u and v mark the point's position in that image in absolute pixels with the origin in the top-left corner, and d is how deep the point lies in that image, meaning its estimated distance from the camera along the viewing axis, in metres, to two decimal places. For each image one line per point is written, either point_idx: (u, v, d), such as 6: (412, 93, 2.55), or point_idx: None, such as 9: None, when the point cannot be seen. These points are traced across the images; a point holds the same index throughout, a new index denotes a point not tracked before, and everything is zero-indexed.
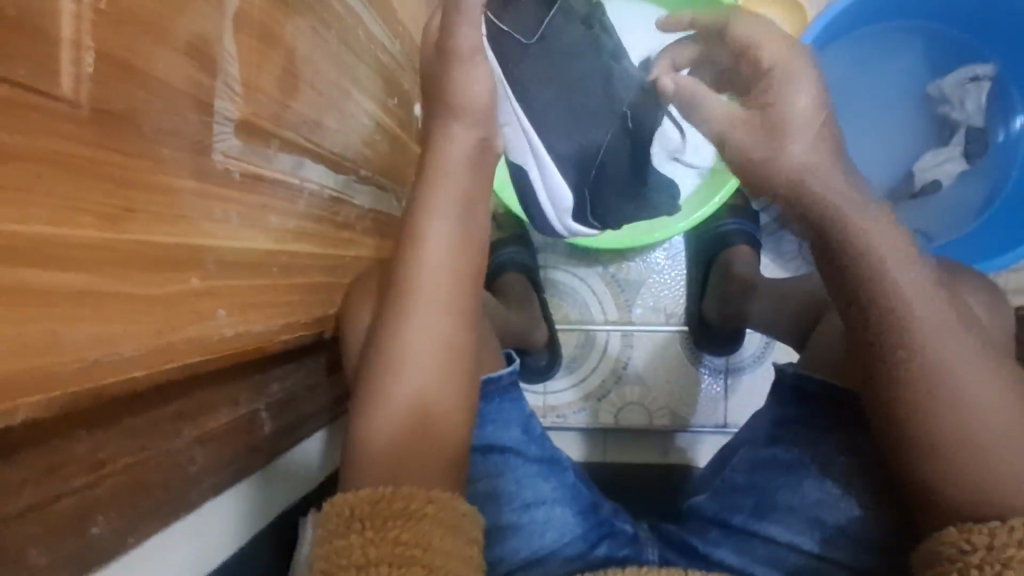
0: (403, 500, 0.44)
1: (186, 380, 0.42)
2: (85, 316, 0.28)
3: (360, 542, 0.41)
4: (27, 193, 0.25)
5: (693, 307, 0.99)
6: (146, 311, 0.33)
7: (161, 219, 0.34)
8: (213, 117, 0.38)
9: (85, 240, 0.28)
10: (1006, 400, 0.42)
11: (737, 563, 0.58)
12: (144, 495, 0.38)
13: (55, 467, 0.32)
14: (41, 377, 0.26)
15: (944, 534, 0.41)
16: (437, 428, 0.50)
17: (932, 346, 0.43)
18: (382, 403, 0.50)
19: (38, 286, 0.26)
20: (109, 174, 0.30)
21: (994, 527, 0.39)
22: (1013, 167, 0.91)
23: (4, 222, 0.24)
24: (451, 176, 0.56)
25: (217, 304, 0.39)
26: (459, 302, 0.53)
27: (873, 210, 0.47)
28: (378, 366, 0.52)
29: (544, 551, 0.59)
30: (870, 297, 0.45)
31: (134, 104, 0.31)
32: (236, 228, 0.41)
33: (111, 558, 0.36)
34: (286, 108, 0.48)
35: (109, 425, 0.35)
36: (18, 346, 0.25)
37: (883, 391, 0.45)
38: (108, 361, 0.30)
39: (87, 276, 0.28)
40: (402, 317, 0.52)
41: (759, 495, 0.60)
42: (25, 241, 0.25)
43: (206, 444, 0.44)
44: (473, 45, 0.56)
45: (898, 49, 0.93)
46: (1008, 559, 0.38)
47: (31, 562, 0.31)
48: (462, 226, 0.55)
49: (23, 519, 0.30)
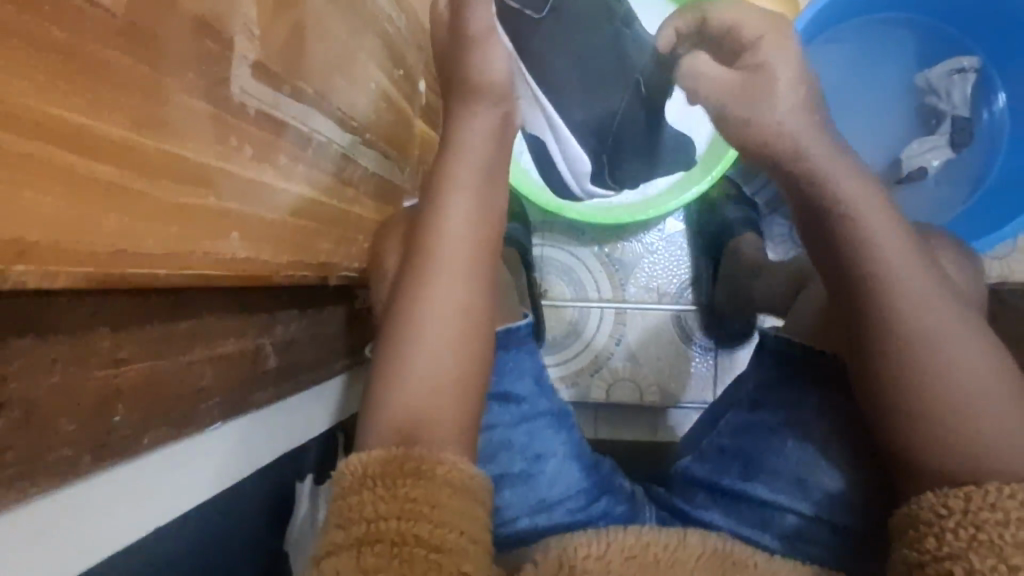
0: (413, 462, 0.47)
1: (195, 301, 0.45)
2: (120, 206, 0.33)
3: (372, 498, 0.45)
4: (63, 81, 0.29)
5: (703, 294, 1.03)
6: (162, 215, 0.36)
7: (185, 137, 0.37)
8: (234, 53, 0.42)
9: (112, 135, 0.32)
10: (993, 373, 0.45)
11: (727, 527, 0.58)
12: (159, 396, 0.42)
13: (81, 355, 0.35)
14: (65, 249, 0.29)
15: (923, 500, 0.44)
16: (448, 385, 0.52)
17: (919, 321, 0.46)
18: (398, 356, 0.53)
19: (73, 166, 0.29)
20: (144, 84, 0.34)
21: (970, 492, 0.42)
22: (999, 144, 0.94)
23: (43, 103, 0.28)
24: (471, 153, 0.58)
25: (231, 227, 0.43)
26: (472, 268, 0.55)
27: (874, 190, 0.49)
28: (400, 331, 0.54)
29: (552, 500, 0.61)
30: (861, 276, 0.48)
31: (161, 24, 0.35)
32: (248, 160, 0.45)
33: (127, 450, 0.39)
34: (298, 59, 0.51)
35: (130, 328, 0.39)
36: (47, 217, 0.28)
37: (874, 364, 0.47)
38: (124, 251, 0.33)
39: (112, 167, 0.32)
40: (425, 282, 0.55)
41: (746, 458, 0.60)
42: (56, 123, 0.28)
43: (215, 363, 0.48)
44: (485, 25, 0.57)
45: (888, 40, 0.95)
46: (982, 522, 0.40)
47: (62, 432, 0.34)
48: (479, 204, 0.57)
49: (55, 394, 0.34)
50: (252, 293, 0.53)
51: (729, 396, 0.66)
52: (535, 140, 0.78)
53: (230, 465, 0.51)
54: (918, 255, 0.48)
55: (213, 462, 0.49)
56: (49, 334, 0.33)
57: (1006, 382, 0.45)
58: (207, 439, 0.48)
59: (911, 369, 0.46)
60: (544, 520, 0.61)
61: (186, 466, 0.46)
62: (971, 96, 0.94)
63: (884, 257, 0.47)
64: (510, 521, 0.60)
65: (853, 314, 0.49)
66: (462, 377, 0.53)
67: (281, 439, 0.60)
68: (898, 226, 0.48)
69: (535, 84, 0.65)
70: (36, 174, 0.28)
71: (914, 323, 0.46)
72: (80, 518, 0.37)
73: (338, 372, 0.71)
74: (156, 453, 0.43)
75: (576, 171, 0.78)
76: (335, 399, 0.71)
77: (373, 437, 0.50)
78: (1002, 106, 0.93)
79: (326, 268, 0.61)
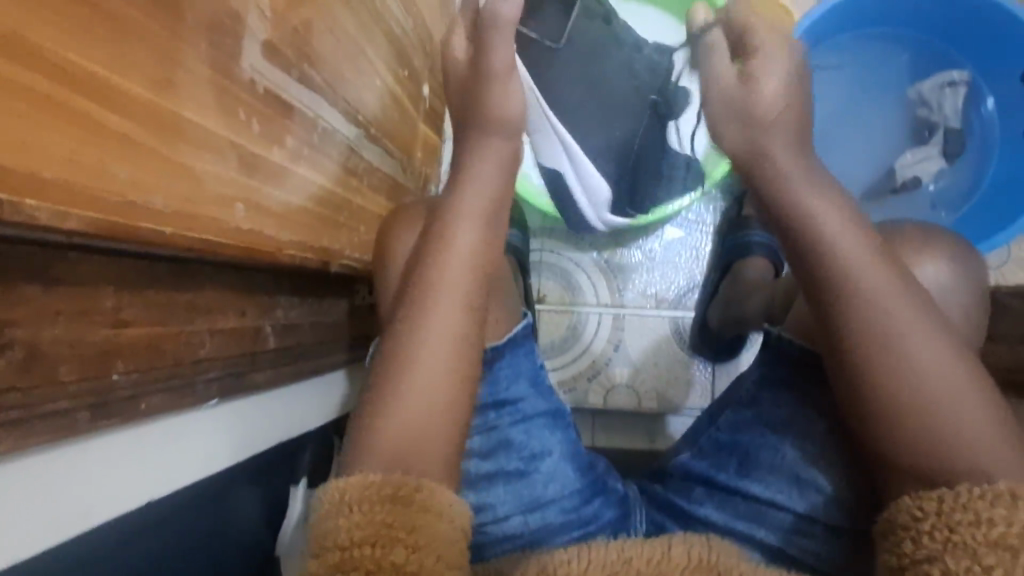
0: (393, 487, 0.45)
1: (197, 275, 0.46)
2: (132, 158, 0.36)
3: (348, 525, 0.43)
4: (80, 30, 0.32)
5: (699, 311, 0.99)
6: (163, 174, 0.39)
7: (194, 102, 0.41)
8: (245, 31, 0.45)
9: (116, 87, 0.35)
10: (964, 370, 0.43)
11: (719, 519, 0.58)
12: (158, 359, 0.42)
13: (85, 311, 0.36)
14: (71, 190, 0.32)
15: (902, 503, 0.42)
16: (445, 376, 0.51)
17: (889, 328, 0.44)
18: (398, 345, 0.52)
19: (77, 108, 0.32)
20: (161, 48, 0.38)
21: (944, 493, 0.40)
22: (992, 147, 0.95)
23: (62, 49, 0.31)
24: (482, 178, 0.59)
25: (235, 199, 0.46)
26: (465, 269, 0.54)
27: (839, 198, 0.49)
28: (398, 341, 0.52)
29: (546, 499, 0.61)
30: (829, 289, 0.47)
31: None
32: (255, 135, 0.48)
33: (128, 412, 0.39)
34: (310, 45, 0.54)
35: (133, 291, 0.40)
36: (50, 153, 0.31)
37: (847, 372, 0.46)
38: (114, 198, 0.35)
39: (114, 118, 0.35)
40: (425, 270, 0.54)
41: (743, 454, 0.59)
42: (71, 66, 0.32)
43: (216, 335, 0.48)
44: (506, 62, 0.60)
45: (879, 55, 0.98)
46: (955, 523, 0.38)
47: (62, 380, 0.35)
48: (487, 233, 0.57)
49: (61, 340, 0.35)
50: (255, 274, 0.53)
51: (729, 393, 0.64)
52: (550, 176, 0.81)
53: (212, 454, 0.50)
54: (893, 262, 0.47)
55: (198, 446, 0.48)
56: (51, 283, 0.34)
57: (976, 380, 0.43)
58: (185, 423, 0.47)
59: (882, 377, 0.44)
60: (537, 519, 0.60)
61: (169, 446, 0.45)
62: (963, 108, 0.96)
63: (852, 266, 0.46)
64: (501, 519, 0.60)
65: (823, 323, 0.47)
66: (461, 363, 0.52)
67: (270, 433, 0.59)
68: (863, 237, 0.47)
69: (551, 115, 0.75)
70: (55, 118, 0.31)
71: (886, 329, 0.44)
72: (66, 488, 0.37)
73: (339, 365, 0.71)
74: (130, 429, 0.42)
75: (598, 201, 0.82)
76: (331, 398, 0.72)
77: (369, 432, 0.50)
78: (990, 110, 0.95)
79: (326, 253, 0.61)
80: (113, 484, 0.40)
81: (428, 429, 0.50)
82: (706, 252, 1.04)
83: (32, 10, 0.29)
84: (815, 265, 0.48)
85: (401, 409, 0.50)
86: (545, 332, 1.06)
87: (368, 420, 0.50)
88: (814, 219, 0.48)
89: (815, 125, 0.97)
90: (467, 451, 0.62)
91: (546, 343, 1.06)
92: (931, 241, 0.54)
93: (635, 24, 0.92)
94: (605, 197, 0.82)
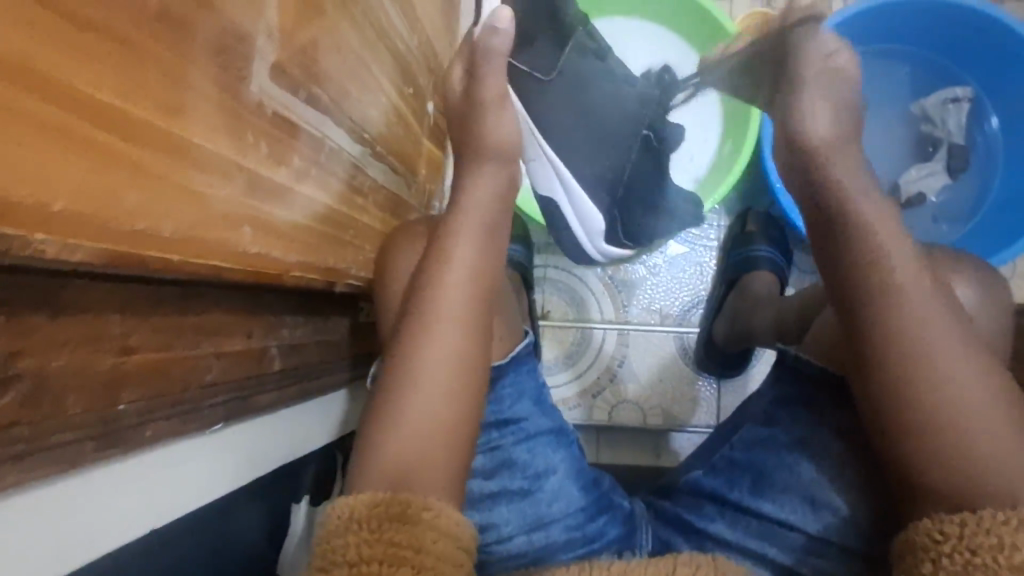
0: (400, 505, 0.44)
1: (202, 298, 0.45)
2: (141, 184, 0.36)
3: (357, 542, 0.42)
4: (98, 59, 0.32)
5: (704, 326, 0.99)
6: (175, 200, 0.39)
7: (204, 126, 0.41)
8: (253, 51, 0.45)
9: (134, 116, 0.35)
10: (988, 396, 0.43)
11: (730, 536, 0.57)
12: (165, 384, 0.42)
13: (92, 338, 0.36)
14: (86, 222, 0.32)
15: (919, 524, 0.42)
16: (454, 396, 0.51)
17: (917, 352, 0.43)
18: (400, 363, 0.51)
19: (94, 139, 0.32)
20: (172, 72, 0.37)
21: (966, 517, 0.40)
22: (995, 164, 0.95)
23: (82, 80, 0.31)
24: (480, 200, 0.57)
25: (242, 222, 0.46)
26: (474, 284, 0.54)
27: (879, 206, 0.47)
28: (403, 362, 0.51)
29: (550, 518, 0.60)
30: (868, 308, 0.45)
31: (193, 19, 0.39)
32: (263, 157, 0.48)
33: (135, 441, 0.39)
34: (316, 63, 0.54)
35: (141, 317, 0.39)
36: (71, 185, 0.31)
37: (871, 393, 0.45)
38: (123, 230, 0.35)
39: (129, 146, 0.35)
40: (435, 285, 0.53)
41: (758, 472, 0.58)
42: (89, 97, 0.32)
43: (222, 359, 0.48)
44: (498, 92, 0.59)
45: (882, 72, 0.98)
46: (977, 546, 0.39)
47: (69, 412, 0.34)
48: (484, 250, 0.55)
49: (68, 369, 0.34)
50: (259, 294, 0.53)
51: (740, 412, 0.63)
52: (546, 204, 0.80)
53: (217, 478, 0.50)
54: (918, 279, 0.45)
55: (203, 469, 0.48)
56: (58, 312, 0.33)
57: (999, 408, 0.42)
58: (192, 447, 0.46)
59: (909, 398, 0.43)
60: (541, 538, 0.59)
61: (172, 473, 0.44)
62: (966, 124, 0.96)
63: (897, 287, 0.45)
64: (505, 538, 0.59)
65: (857, 343, 0.46)
66: (466, 378, 0.51)
67: (273, 452, 0.58)
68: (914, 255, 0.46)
69: (546, 144, 0.74)
70: (72, 149, 0.31)
71: (906, 354, 0.44)
72: (72, 522, 0.36)
73: (342, 383, 0.70)
74: (133, 458, 0.40)
75: (592, 229, 0.79)
76: (335, 415, 0.71)
77: (374, 458, 0.49)
78: (995, 127, 0.95)
79: (330, 272, 0.60)
80: (118, 514, 0.39)
81: (434, 453, 0.49)
82: (711, 267, 1.03)
83: (52, 40, 0.29)
84: (853, 284, 0.46)
85: (406, 431, 0.49)
86: (550, 347, 1.05)
87: (371, 442, 0.50)
88: (867, 237, 0.46)
89: None
90: (471, 471, 0.61)
91: (550, 360, 1.05)
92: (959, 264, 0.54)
93: (623, 38, 0.94)
94: (599, 226, 0.79)
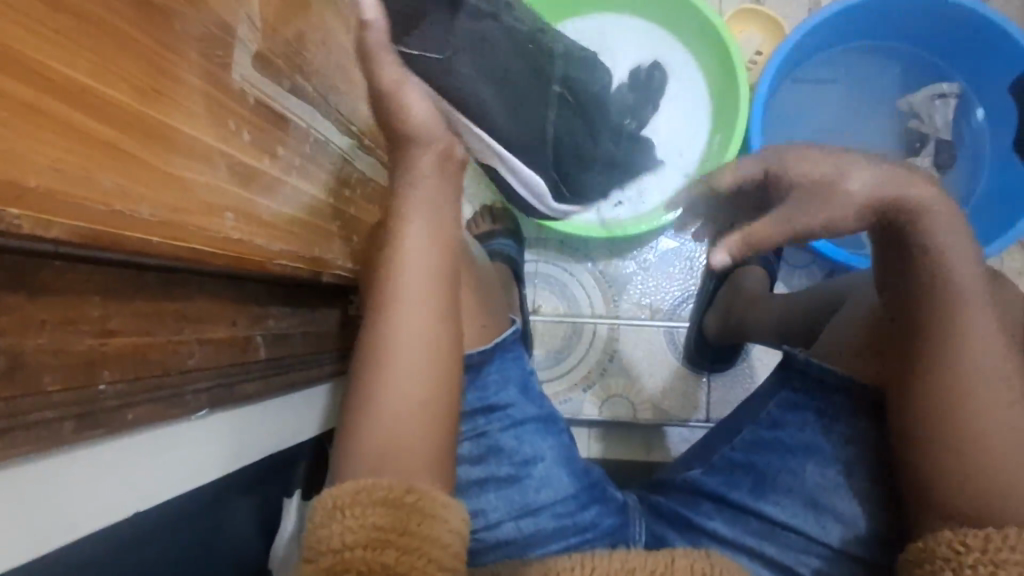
0: (383, 489, 0.45)
1: (184, 284, 0.46)
2: (120, 168, 0.37)
3: (341, 529, 0.43)
4: (77, 45, 0.33)
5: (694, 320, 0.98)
6: (156, 184, 0.40)
7: (184, 112, 0.42)
8: (236, 40, 0.46)
9: (119, 102, 0.36)
10: (1012, 401, 0.44)
11: (727, 533, 0.58)
12: (146, 367, 0.42)
13: (71, 320, 0.36)
14: (64, 201, 0.32)
15: (940, 535, 0.44)
16: (432, 379, 0.50)
17: (971, 364, 0.44)
18: (374, 351, 0.50)
19: (76, 122, 0.33)
20: (151, 58, 0.38)
21: (991, 532, 0.42)
22: (983, 158, 0.95)
23: (64, 65, 0.32)
24: (421, 180, 0.53)
25: (225, 208, 0.46)
26: (441, 266, 0.52)
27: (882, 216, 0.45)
28: (372, 355, 0.50)
29: (537, 504, 0.60)
30: (943, 329, 0.44)
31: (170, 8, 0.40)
32: (247, 145, 0.48)
33: (113, 423, 0.39)
34: (298, 54, 0.54)
35: (120, 301, 0.40)
36: (59, 168, 0.32)
37: (910, 406, 0.46)
38: (105, 211, 0.35)
39: (110, 131, 0.36)
40: (396, 272, 0.51)
41: (757, 475, 0.58)
42: (72, 81, 0.33)
43: (205, 344, 0.48)
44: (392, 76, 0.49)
45: (872, 67, 0.98)
46: (1001, 561, 0.41)
47: (46, 389, 0.35)
48: (440, 231, 0.53)
49: (44, 349, 0.35)
50: (245, 283, 0.53)
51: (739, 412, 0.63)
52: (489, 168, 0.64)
53: (201, 465, 0.50)
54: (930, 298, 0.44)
55: (185, 455, 0.48)
56: (35, 291, 0.34)
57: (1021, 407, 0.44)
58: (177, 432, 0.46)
59: (950, 415, 0.44)
60: (529, 524, 0.59)
61: (157, 461, 0.45)
62: (953, 119, 0.97)
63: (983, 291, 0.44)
64: (494, 524, 0.59)
65: (912, 346, 0.46)
66: (441, 360, 0.51)
67: (259, 439, 0.59)
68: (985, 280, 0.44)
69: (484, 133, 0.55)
70: (55, 131, 0.32)
71: None
72: (53, 504, 0.36)
73: (330, 376, 0.70)
74: (116, 442, 0.41)
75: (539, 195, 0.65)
76: (322, 406, 0.71)
77: (354, 446, 0.48)
78: (981, 119, 0.95)
79: (318, 261, 0.60)
80: (102, 494, 0.40)
81: (415, 440, 0.48)
82: (700, 262, 1.04)
83: (30, 25, 0.30)
84: None
85: (382, 423, 0.49)
86: (541, 344, 1.05)
87: (351, 435, 0.49)
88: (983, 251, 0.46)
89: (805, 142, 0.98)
90: (458, 457, 0.61)
91: (542, 356, 1.05)
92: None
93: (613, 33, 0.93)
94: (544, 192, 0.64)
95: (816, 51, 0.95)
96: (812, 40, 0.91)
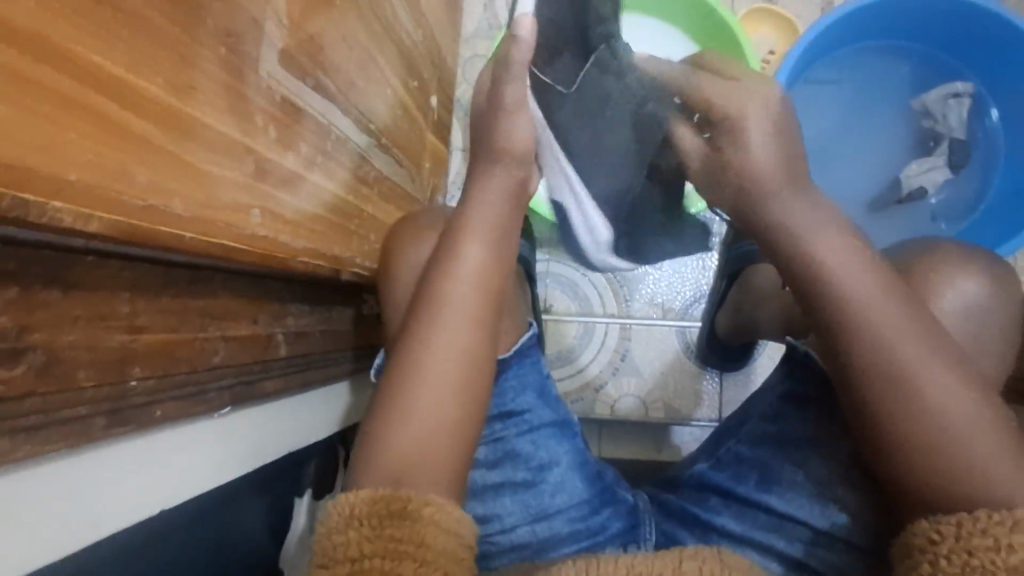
0: (400, 501, 0.44)
1: (211, 281, 0.46)
2: (149, 161, 0.36)
3: (357, 538, 0.41)
4: (113, 37, 0.33)
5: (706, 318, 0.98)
6: (186, 181, 0.40)
7: (211, 105, 0.41)
8: (264, 36, 0.46)
9: (151, 97, 0.36)
10: (966, 393, 0.43)
11: (738, 530, 0.57)
12: (173, 364, 0.42)
13: (102, 316, 0.36)
14: (97, 195, 0.32)
15: (916, 526, 0.42)
16: (461, 387, 0.50)
17: (891, 354, 0.44)
18: (407, 355, 0.51)
19: (110, 115, 0.33)
20: (181, 51, 0.38)
21: (961, 517, 0.40)
22: (996, 159, 0.95)
23: (99, 57, 0.32)
24: (490, 205, 0.56)
25: (250, 205, 0.46)
26: (489, 280, 0.54)
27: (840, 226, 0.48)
28: (406, 360, 0.51)
29: (553, 509, 0.60)
30: (844, 327, 0.45)
31: (205, 2, 0.40)
32: (272, 142, 0.48)
33: (141, 418, 0.39)
34: (322, 50, 0.54)
35: (148, 297, 0.40)
36: (94, 163, 0.32)
37: (857, 405, 0.46)
38: (135, 206, 0.35)
39: (143, 125, 0.36)
40: (446, 280, 0.53)
41: (764, 468, 0.58)
42: (106, 74, 0.33)
43: (230, 342, 0.48)
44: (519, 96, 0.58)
45: (883, 68, 0.98)
46: (974, 548, 0.38)
47: (80, 385, 0.35)
48: (496, 248, 0.55)
49: (74, 344, 0.34)
50: (267, 281, 0.53)
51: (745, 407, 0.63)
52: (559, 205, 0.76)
53: (220, 465, 0.50)
54: (886, 283, 0.45)
55: (206, 455, 0.48)
56: (69, 287, 0.34)
57: (977, 401, 0.43)
58: (203, 428, 0.47)
59: (911, 404, 0.43)
60: (543, 528, 0.59)
61: (179, 456, 0.45)
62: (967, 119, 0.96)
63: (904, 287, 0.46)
64: (509, 529, 0.59)
65: (829, 349, 0.47)
66: (472, 366, 0.51)
67: (277, 439, 0.59)
68: (876, 274, 0.45)
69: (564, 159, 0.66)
70: (90, 125, 0.32)
71: (870, 342, 0.44)
72: (82, 499, 0.36)
73: (347, 374, 0.70)
74: (141, 439, 0.41)
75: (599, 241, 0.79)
76: (334, 404, 0.71)
77: (378, 445, 0.49)
78: (995, 120, 0.95)
79: (337, 259, 0.60)
80: (125, 488, 0.40)
81: (436, 439, 0.49)
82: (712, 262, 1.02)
83: (71, 16, 0.30)
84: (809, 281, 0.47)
85: (408, 426, 0.49)
86: (551, 342, 1.05)
87: (376, 437, 0.49)
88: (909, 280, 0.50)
89: (818, 143, 0.97)
90: (474, 461, 0.61)
91: (552, 354, 1.05)
92: (967, 260, 0.53)
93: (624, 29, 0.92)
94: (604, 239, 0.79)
95: (826, 51, 0.94)
96: (825, 39, 0.90)
